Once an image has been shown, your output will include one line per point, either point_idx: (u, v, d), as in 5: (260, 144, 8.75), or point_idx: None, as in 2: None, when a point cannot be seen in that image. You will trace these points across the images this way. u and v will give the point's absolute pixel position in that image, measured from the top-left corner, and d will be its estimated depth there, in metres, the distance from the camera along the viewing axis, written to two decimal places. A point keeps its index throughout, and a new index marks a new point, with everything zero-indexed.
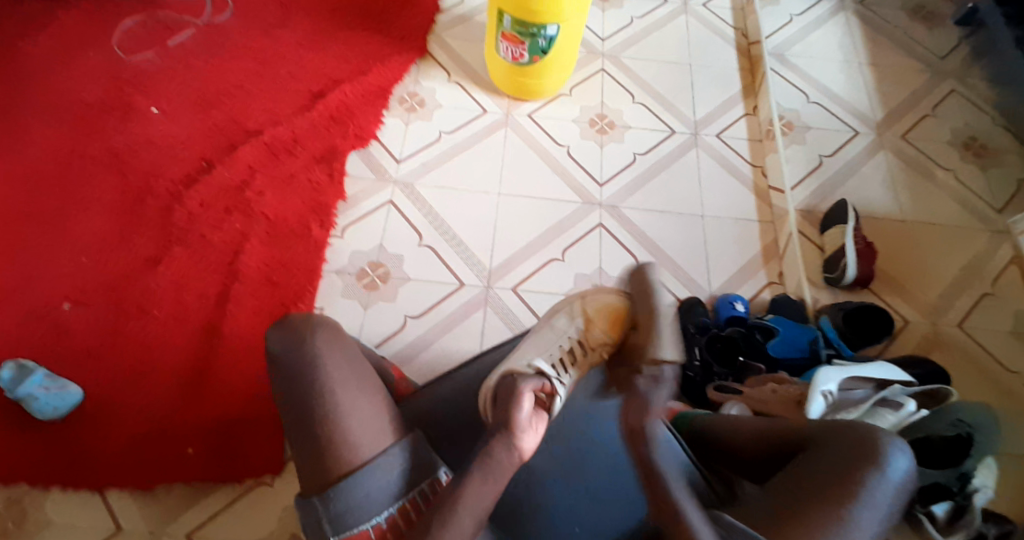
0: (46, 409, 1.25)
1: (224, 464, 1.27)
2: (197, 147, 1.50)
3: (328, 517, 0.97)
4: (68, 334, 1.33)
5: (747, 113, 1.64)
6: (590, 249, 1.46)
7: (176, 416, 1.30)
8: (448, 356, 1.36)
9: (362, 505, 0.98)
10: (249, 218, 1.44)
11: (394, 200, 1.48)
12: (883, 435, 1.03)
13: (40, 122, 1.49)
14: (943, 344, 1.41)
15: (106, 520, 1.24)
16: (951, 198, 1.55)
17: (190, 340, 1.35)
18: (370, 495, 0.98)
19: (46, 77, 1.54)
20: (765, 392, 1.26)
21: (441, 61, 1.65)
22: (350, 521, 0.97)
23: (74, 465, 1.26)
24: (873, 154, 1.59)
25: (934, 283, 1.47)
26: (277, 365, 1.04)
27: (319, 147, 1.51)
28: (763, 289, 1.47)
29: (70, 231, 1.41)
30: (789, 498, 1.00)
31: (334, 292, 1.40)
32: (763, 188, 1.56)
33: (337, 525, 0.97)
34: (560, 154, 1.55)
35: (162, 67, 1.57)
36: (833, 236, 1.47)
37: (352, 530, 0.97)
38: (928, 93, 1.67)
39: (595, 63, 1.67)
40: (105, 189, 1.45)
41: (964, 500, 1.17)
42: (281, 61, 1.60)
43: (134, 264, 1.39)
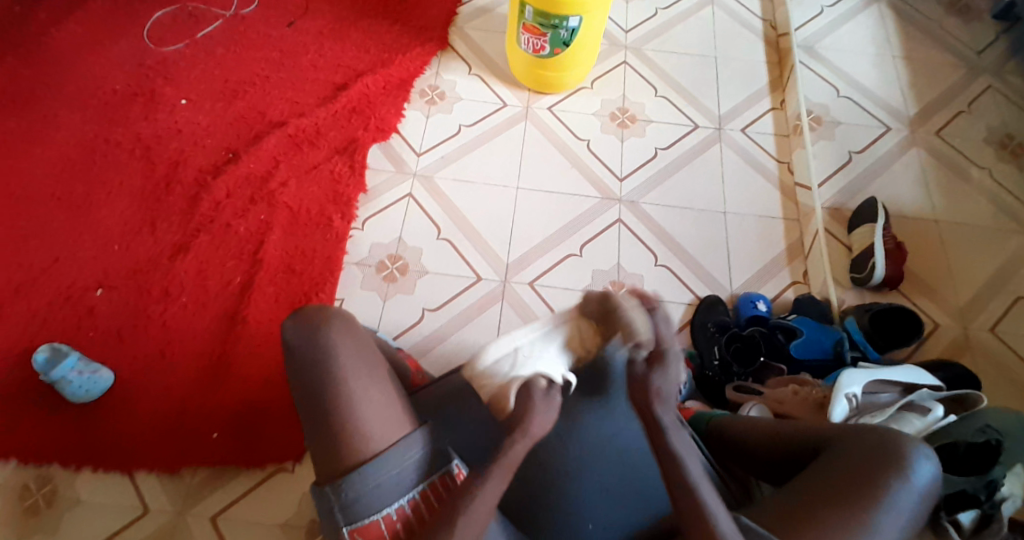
0: (79, 392, 1.28)
1: (245, 450, 1.30)
2: (222, 137, 1.52)
3: (339, 506, 0.96)
4: (97, 319, 1.37)
5: (775, 107, 1.61)
6: (608, 245, 1.45)
7: (199, 402, 1.32)
8: (464, 350, 1.37)
9: (373, 494, 0.97)
10: (271, 208, 1.45)
11: (414, 192, 1.48)
12: (907, 440, 1.01)
13: (73, 112, 1.53)
14: (973, 349, 1.37)
15: (134, 499, 1.27)
16: (985, 198, 1.50)
17: (213, 328, 1.37)
18: (382, 485, 0.97)
19: (78, 68, 1.58)
20: (785, 392, 1.25)
21: (462, 54, 1.64)
22: (361, 511, 0.96)
23: (100, 447, 1.29)
24: (906, 150, 1.55)
25: (966, 285, 1.42)
26: (293, 356, 1.05)
27: (340, 139, 1.52)
28: (785, 288, 1.44)
29: (99, 219, 1.44)
30: (805, 499, 0.98)
31: (352, 283, 1.41)
32: (789, 184, 1.53)
33: (348, 515, 0.96)
34: (580, 148, 1.54)
35: (189, 58, 1.60)
36: (861, 235, 1.44)
37: (362, 520, 0.96)
38: (963, 88, 1.61)
39: (618, 55, 1.65)
40: (133, 178, 1.48)
41: (992, 508, 1.08)
42: (304, 53, 1.61)
43: (160, 252, 1.42)
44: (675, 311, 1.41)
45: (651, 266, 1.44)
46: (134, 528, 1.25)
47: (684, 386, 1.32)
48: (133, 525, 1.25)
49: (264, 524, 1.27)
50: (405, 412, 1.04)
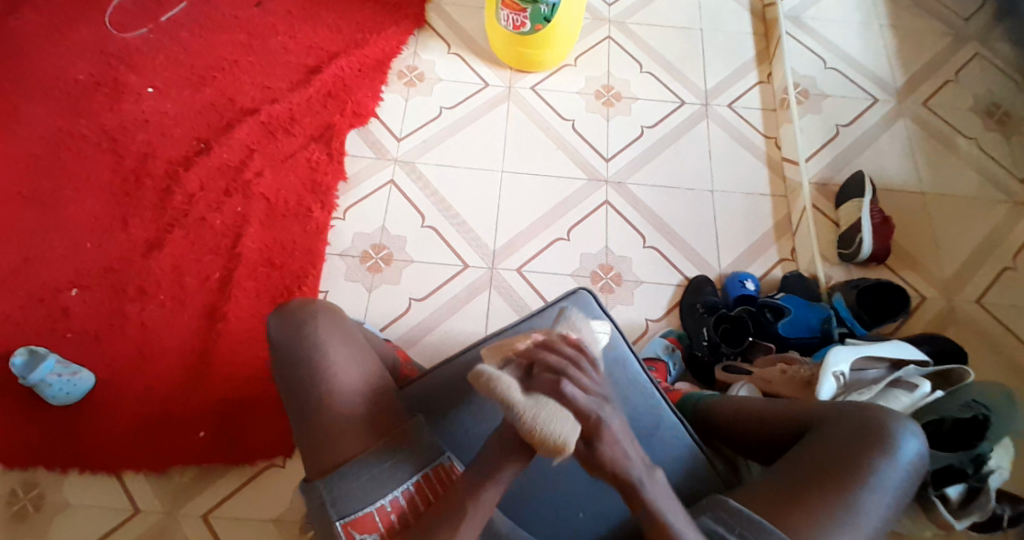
0: (59, 395, 1.25)
1: (233, 448, 1.27)
2: (193, 126, 1.46)
3: (331, 501, 0.93)
4: (73, 320, 1.32)
5: (761, 80, 1.58)
6: (596, 227, 1.43)
7: (183, 401, 1.29)
8: (452, 339, 1.34)
9: (366, 485, 0.94)
10: (247, 200, 1.41)
11: (395, 178, 1.45)
12: (892, 418, 1.00)
13: (34, 103, 1.46)
14: (959, 320, 1.37)
15: (122, 501, 1.25)
16: (972, 169, 1.48)
17: (194, 325, 1.34)
18: (376, 477, 0.95)
19: (37, 56, 1.50)
20: (773, 373, 1.23)
21: (440, 32, 1.59)
22: (355, 503, 0.93)
23: (84, 451, 1.26)
24: (892, 122, 1.53)
25: (952, 257, 1.42)
26: (277, 354, 1.01)
27: (316, 125, 1.47)
28: (773, 267, 1.43)
29: (69, 215, 1.38)
30: (793, 483, 0.98)
31: (336, 275, 1.37)
32: (776, 160, 1.51)
33: (341, 509, 0.93)
34: (564, 128, 1.50)
35: (154, 44, 1.53)
36: (848, 210, 1.42)
37: (355, 513, 0.93)
38: (950, 56, 1.58)
39: (601, 30, 1.61)
40: (102, 171, 1.42)
41: (978, 482, 1.11)
42: (275, 35, 1.55)
43: (135, 249, 1.37)
44: (664, 293, 1.40)
45: (638, 248, 1.42)
46: (124, 530, 1.23)
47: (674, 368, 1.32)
48: (123, 527, 1.23)
49: (257, 520, 1.25)
50: (396, 407, 1.02)
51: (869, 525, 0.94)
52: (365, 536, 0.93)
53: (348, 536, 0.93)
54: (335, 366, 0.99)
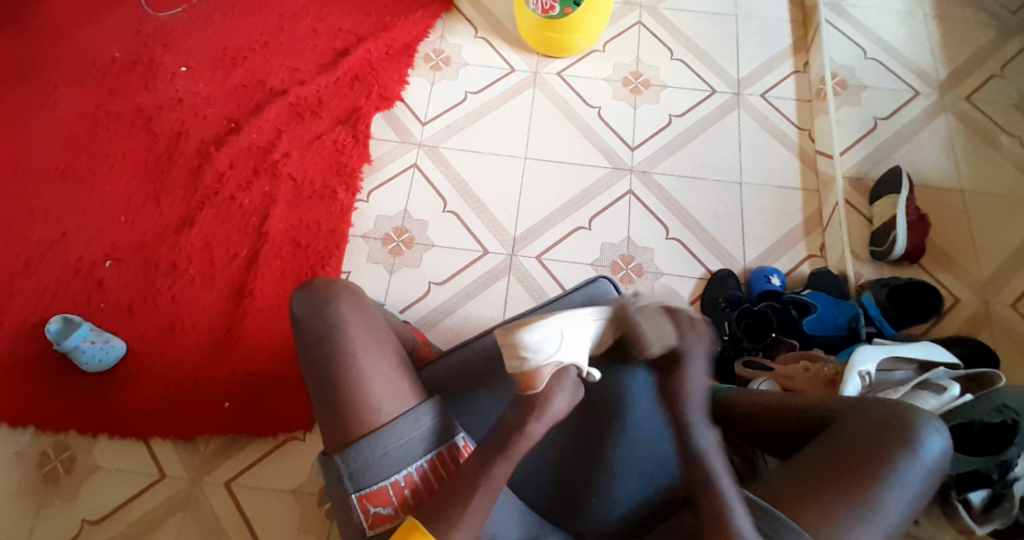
0: (93, 362, 1.30)
1: (256, 420, 1.31)
2: (224, 106, 1.49)
3: (348, 474, 0.95)
4: (107, 292, 1.37)
5: (797, 70, 1.53)
6: (619, 217, 1.41)
7: (209, 373, 1.33)
8: (469, 324, 1.35)
9: (381, 461, 0.96)
10: (274, 181, 1.43)
11: (419, 162, 1.45)
12: (916, 413, 0.96)
13: (75, 83, 1.51)
14: (994, 325, 1.31)
15: (149, 467, 1.29)
16: (1018, 167, 1.42)
17: (220, 301, 1.37)
18: (389, 452, 0.96)
19: (78, 36, 1.55)
20: (796, 369, 1.21)
21: (469, 16, 1.58)
22: (370, 477, 0.95)
23: (114, 418, 1.31)
24: (934, 116, 1.47)
25: (991, 258, 1.36)
26: (298, 330, 1.02)
27: (343, 108, 1.48)
28: (801, 262, 1.40)
29: (105, 192, 1.43)
30: (811, 476, 0.94)
31: (357, 256, 1.39)
32: (809, 153, 1.47)
33: (357, 482, 0.95)
34: (589, 115, 1.48)
35: (189, 25, 1.56)
36: (883, 207, 1.38)
37: (370, 487, 0.95)
38: (998, 48, 1.51)
39: (632, 15, 1.58)
40: (137, 149, 1.46)
41: (1003, 488, 1.08)
42: (305, 18, 1.56)
43: (166, 225, 1.41)
44: (686, 286, 1.38)
45: (662, 239, 1.40)
46: (149, 494, 1.28)
47: None
48: (149, 491, 1.28)
49: (277, 490, 1.29)
50: (413, 384, 1.02)
51: (888, 520, 0.91)
52: (379, 509, 0.95)
53: (362, 509, 0.95)
54: (356, 344, 1.00)
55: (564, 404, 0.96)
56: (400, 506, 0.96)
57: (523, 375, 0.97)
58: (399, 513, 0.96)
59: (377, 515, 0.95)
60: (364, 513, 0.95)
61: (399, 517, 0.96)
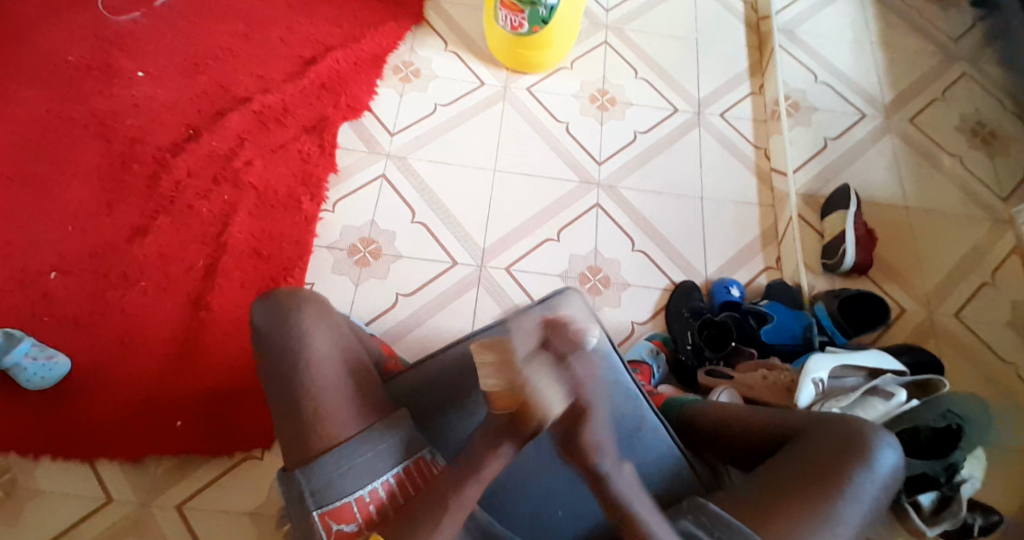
0: (33, 379, 1.23)
1: (212, 439, 1.25)
2: (183, 112, 1.45)
3: (309, 491, 0.92)
4: (53, 303, 1.30)
5: (753, 92, 1.60)
6: (586, 230, 1.43)
7: (165, 389, 1.27)
8: (439, 334, 1.34)
9: (346, 477, 0.93)
10: (236, 189, 1.40)
11: (387, 173, 1.44)
12: (874, 430, 1.00)
13: (24, 84, 1.44)
14: (938, 334, 1.39)
15: (95, 489, 1.22)
16: (956, 186, 1.51)
17: (177, 313, 1.32)
18: (355, 467, 0.93)
19: (29, 37, 1.49)
20: (755, 378, 1.24)
21: (438, 30, 1.59)
22: (333, 494, 0.92)
23: (59, 437, 1.23)
24: (879, 138, 1.56)
25: (934, 272, 1.44)
26: (262, 342, 1.00)
27: (309, 117, 1.46)
28: (759, 274, 1.44)
29: (53, 198, 1.37)
30: (773, 489, 0.97)
31: (323, 267, 1.37)
32: (765, 170, 1.53)
33: (318, 499, 0.92)
34: (558, 130, 1.51)
35: (148, 29, 1.52)
36: (834, 221, 1.44)
37: (333, 504, 0.92)
38: (936, 77, 1.62)
39: (599, 35, 1.62)
40: (90, 155, 1.40)
41: (951, 491, 1.14)
42: (271, 26, 1.54)
43: (120, 234, 1.35)
44: (650, 297, 1.41)
45: (627, 251, 1.43)
46: (95, 518, 1.21)
47: (658, 370, 1.32)
48: (95, 515, 1.21)
49: (233, 512, 1.23)
50: (377, 396, 1.01)
51: (847, 533, 0.94)
52: (342, 527, 0.91)
53: (325, 527, 0.91)
54: (320, 355, 0.99)
55: (543, 417, 0.89)
56: (362, 525, 0.92)
57: (497, 390, 0.89)
58: (363, 529, 0.92)
59: (340, 531, 0.91)
60: (326, 531, 0.91)
61: (363, 533, 0.91)
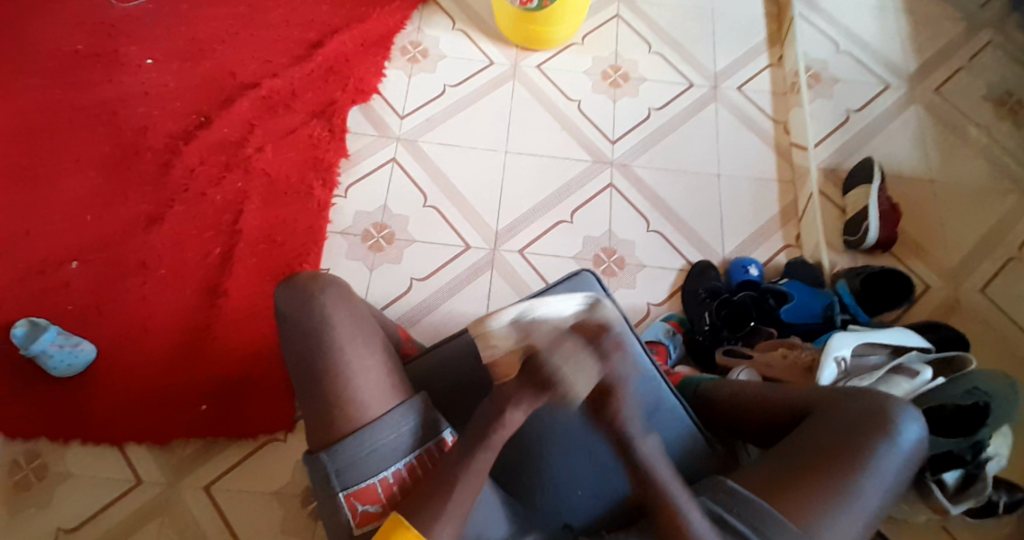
0: (62, 365, 1.25)
1: (235, 422, 1.27)
2: (193, 100, 1.45)
3: (335, 471, 0.93)
4: (73, 292, 1.32)
5: (771, 64, 1.56)
6: (600, 210, 1.41)
7: (187, 375, 1.29)
8: (454, 319, 1.33)
9: (369, 458, 0.93)
10: (248, 176, 1.40)
11: (397, 157, 1.43)
12: (895, 402, 0.98)
13: (36, 76, 1.45)
14: (964, 310, 1.35)
15: (125, 472, 1.25)
16: (985, 157, 1.46)
17: (194, 300, 1.34)
18: (378, 449, 0.94)
19: (39, 28, 1.49)
20: (774, 357, 1.22)
21: (445, 8, 1.56)
22: (358, 474, 0.93)
23: (87, 423, 1.26)
24: (903, 108, 1.50)
25: (961, 245, 1.40)
26: (283, 326, 1.00)
27: (318, 101, 1.46)
28: (778, 253, 1.41)
29: (69, 189, 1.38)
30: (791, 465, 0.95)
31: (336, 253, 1.37)
32: (784, 145, 1.49)
33: (344, 480, 0.93)
34: (569, 109, 1.48)
35: (155, 17, 1.52)
36: (856, 197, 1.40)
37: (358, 485, 0.93)
38: (964, 42, 1.55)
39: (610, 9, 1.58)
40: (104, 145, 1.41)
41: (976, 468, 1.12)
42: (277, 9, 1.53)
43: (136, 223, 1.37)
44: (666, 278, 1.39)
45: (643, 231, 1.41)
46: (126, 500, 1.24)
47: (675, 351, 1.31)
48: (125, 497, 1.24)
49: (259, 493, 1.25)
50: (402, 380, 1.00)
51: (865, 509, 0.92)
52: (366, 507, 0.93)
53: (350, 507, 0.92)
54: (344, 340, 0.98)
55: (544, 396, 0.93)
56: (387, 505, 0.93)
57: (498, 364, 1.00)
58: (387, 509, 0.94)
59: (366, 513, 0.93)
60: (351, 512, 0.92)
61: (386, 514, 0.93)
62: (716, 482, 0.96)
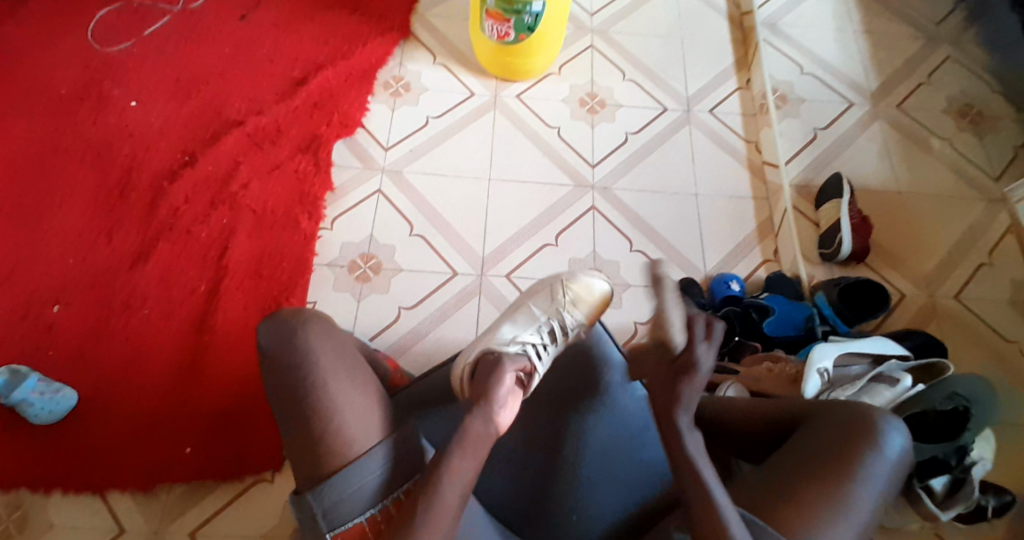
0: (41, 414, 1.23)
1: (222, 463, 1.25)
2: (177, 139, 1.46)
3: (321, 512, 0.91)
4: (57, 336, 1.30)
5: (741, 87, 1.62)
6: (583, 233, 1.44)
7: (173, 415, 1.27)
8: (444, 346, 1.34)
9: (355, 497, 0.92)
10: (234, 212, 1.40)
11: (383, 188, 1.45)
12: (877, 412, 0.99)
13: (17, 120, 1.45)
14: (939, 316, 1.39)
15: (110, 520, 1.22)
16: (948, 169, 1.52)
17: (181, 339, 1.32)
18: (363, 487, 0.92)
19: (20, 72, 1.50)
20: (760, 371, 1.24)
21: (426, 43, 1.60)
22: (344, 514, 0.92)
23: (73, 469, 1.24)
24: (868, 124, 1.57)
25: (931, 254, 1.45)
26: (269, 366, 0.95)
27: (303, 136, 1.47)
28: (757, 268, 1.45)
29: (51, 232, 1.37)
30: (779, 479, 0.96)
31: (325, 285, 1.37)
32: (757, 164, 1.54)
33: (331, 521, 0.91)
34: (550, 135, 1.52)
35: (137, 58, 1.53)
36: (828, 211, 1.45)
37: (345, 523, 0.92)
38: (922, 61, 1.63)
39: (584, 39, 1.64)
40: (86, 186, 1.41)
41: (962, 473, 1.14)
42: (259, 48, 1.55)
43: (120, 263, 1.36)
44: (650, 296, 1.41)
45: (626, 251, 1.44)
46: None
47: None
48: None
49: (247, 535, 1.23)
50: (385, 412, 0.99)
51: (854, 519, 0.93)
52: None
53: None
54: (330, 377, 0.95)
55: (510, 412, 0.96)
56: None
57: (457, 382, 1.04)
58: None
59: None
60: None
61: None
62: None
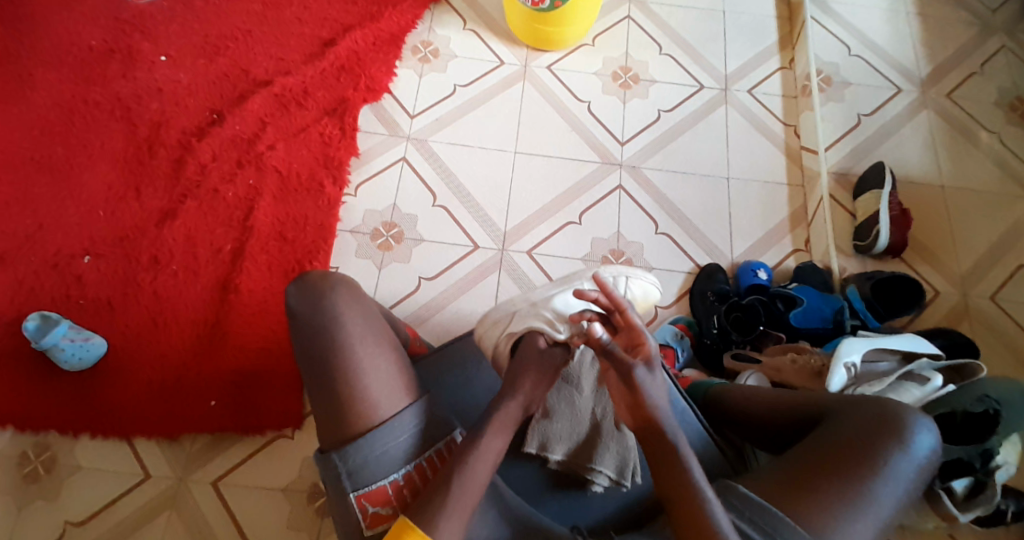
0: (72, 359, 1.26)
1: (246, 418, 1.28)
2: (206, 97, 1.46)
3: (346, 473, 0.92)
4: (86, 286, 1.34)
5: (783, 66, 1.55)
6: (609, 211, 1.41)
7: (197, 369, 1.30)
8: (461, 319, 1.34)
9: (380, 461, 0.93)
10: (260, 172, 1.41)
11: (408, 156, 1.44)
12: (910, 409, 0.96)
13: (51, 71, 1.47)
14: (973, 316, 1.34)
15: (134, 466, 1.26)
16: (996, 164, 1.45)
17: (205, 296, 1.34)
18: (388, 451, 0.93)
19: (54, 23, 1.50)
20: (783, 362, 1.21)
21: (456, 7, 1.57)
22: (369, 476, 0.92)
23: (99, 416, 1.28)
24: (915, 113, 1.50)
25: (971, 251, 1.39)
26: (295, 326, 0.98)
27: (329, 99, 1.46)
28: (786, 256, 1.41)
29: (82, 183, 1.39)
30: (802, 470, 0.94)
31: (346, 251, 1.37)
32: (794, 148, 1.49)
33: (355, 481, 0.92)
34: (579, 109, 1.48)
35: (168, 13, 1.53)
36: (866, 201, 1.39)
37: (369, 486, 0.92)
38: (976, 48, 1.55)
39: (621, 9, 1.58)
40: (117, 140, 1.43)
41: (985, 476, 1.08)
42: (289, 6, 1.53)
43: (149, 218, 1.38)
44: (673, 279, 1.39)
45: (650, 232, 1.41)
46: (135, 494, 1.25)
47: (682, 354, 1.30)
48: (134, 491, 1.25)
49: (266, 489, 1.26)
50: (411, 381, 0.98)
51: (878, 516, 0.91)
52: (377, 509, 0.92)
53: (361, 508, 0.92)
54: (355, 339, 0.96)
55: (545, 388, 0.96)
56: (399, 505, 0.93)
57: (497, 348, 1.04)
58: (396, 512, 0.93)
59: (376, 515, 0.92)
60: (362, 512, 0.92)
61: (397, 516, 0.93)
62: (727, 487, 0.95)
